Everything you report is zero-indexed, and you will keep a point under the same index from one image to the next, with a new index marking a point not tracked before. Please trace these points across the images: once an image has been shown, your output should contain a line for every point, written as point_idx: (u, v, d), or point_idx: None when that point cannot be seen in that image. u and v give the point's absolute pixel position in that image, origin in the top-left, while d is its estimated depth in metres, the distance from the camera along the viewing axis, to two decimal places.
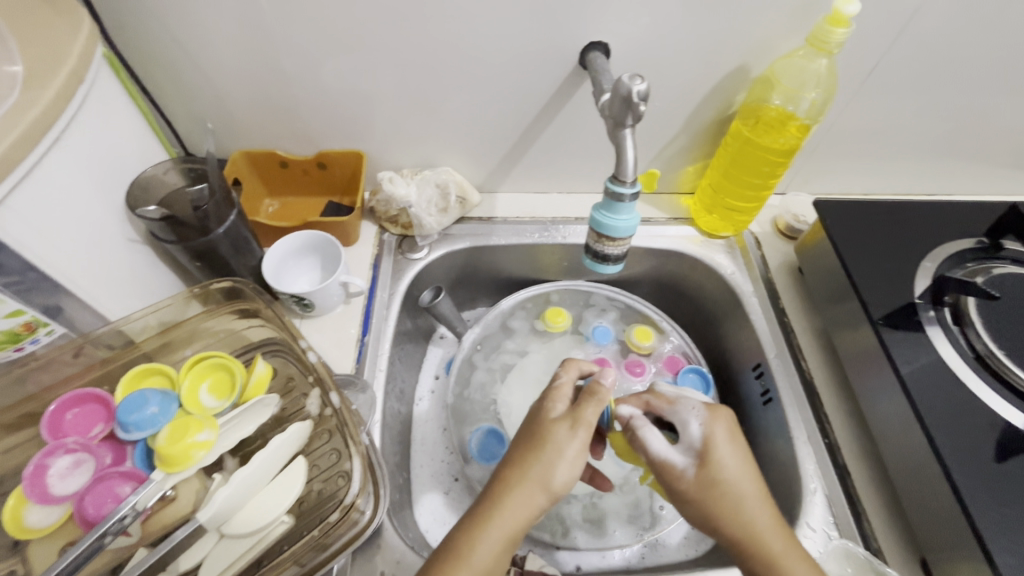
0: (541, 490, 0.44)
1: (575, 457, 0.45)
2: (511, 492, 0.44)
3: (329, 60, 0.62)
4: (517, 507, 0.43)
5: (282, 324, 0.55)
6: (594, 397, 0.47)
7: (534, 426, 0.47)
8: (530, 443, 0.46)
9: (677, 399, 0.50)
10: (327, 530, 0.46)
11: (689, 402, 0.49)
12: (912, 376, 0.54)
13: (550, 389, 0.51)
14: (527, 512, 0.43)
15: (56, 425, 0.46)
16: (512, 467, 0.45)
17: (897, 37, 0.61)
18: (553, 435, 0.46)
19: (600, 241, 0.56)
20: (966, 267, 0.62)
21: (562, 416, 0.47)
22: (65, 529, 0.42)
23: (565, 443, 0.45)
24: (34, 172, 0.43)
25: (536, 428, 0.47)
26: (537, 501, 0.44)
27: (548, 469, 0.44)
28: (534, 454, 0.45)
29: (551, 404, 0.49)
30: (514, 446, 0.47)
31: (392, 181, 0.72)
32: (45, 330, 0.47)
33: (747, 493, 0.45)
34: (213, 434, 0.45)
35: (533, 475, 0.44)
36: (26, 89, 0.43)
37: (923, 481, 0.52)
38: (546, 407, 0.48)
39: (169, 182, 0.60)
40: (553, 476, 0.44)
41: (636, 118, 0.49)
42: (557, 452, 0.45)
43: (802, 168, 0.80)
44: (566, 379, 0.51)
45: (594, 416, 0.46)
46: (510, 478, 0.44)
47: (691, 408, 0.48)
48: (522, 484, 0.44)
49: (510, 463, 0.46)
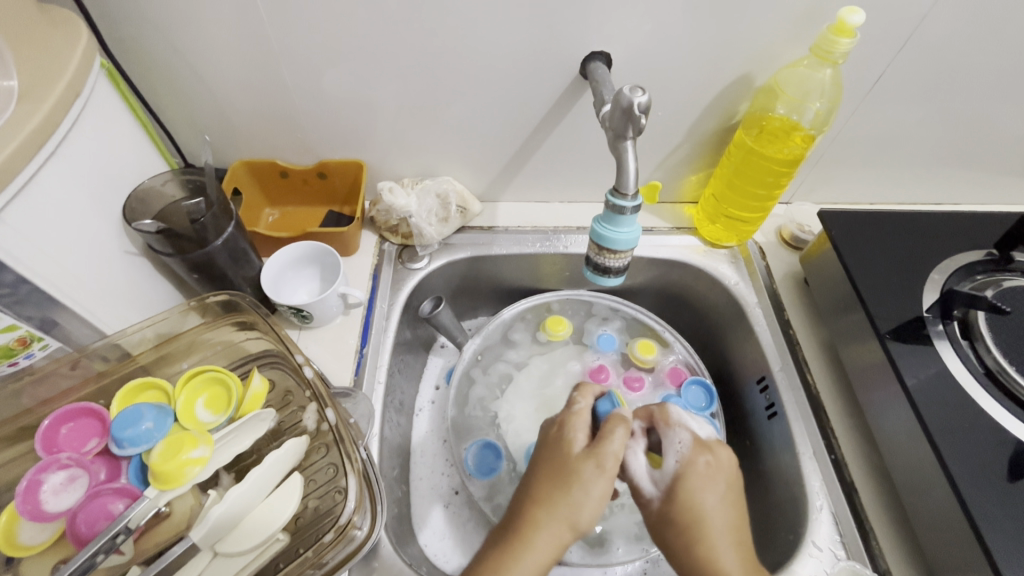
0: (567, 528, 0.43)
1: (603, 495, 0.44)
2: (538, 531, 0.42)
3: (329, 70, 0.62)
4: (545, 547, 0.42)
5: (277, 337, 0.54)
6: (612, 428, 0.45)
7: (557, 459, 0.46)
8: (558, 478, 0.44)
9: (676, 424, 0.48)
10: (321, 550, 0.45)
11: (681, 433, 0.47)
12: (919, 389, 0.53)
13: (568, 414, 0.49)
14: (555, 552, 0.42)
15: (50, 440, 0.45)
16: (539, 503, 0.44)
17: (904, 45, 0.61)
18: (580, 473, 0.44)
19: (600, 253, 0.55)
20: (975, 280, 0.61)
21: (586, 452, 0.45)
22: (56, 547, 0.42)
23: (596, 483, 0.44)
24: (29, 186, 0.43)
25: (560, 462, 0.45)
26: (564, 538, 0.43)
27: (574, 507, 0.43)
28: (563, 492, 0.43)
29: (572, 435, 0.47)
30: (538, 481, 0.45)
31: (392, 191, 0.71)
32: (39, 344, 0.47)
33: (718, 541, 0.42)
34: (208, 450, 0.45)
35: (561, 514, 0.43)
36: (22, 103, 0.43)
37: (932, 501, 0.50)
38: (568, 439, 0.47)
39: (167, 194, 0.60)
40: (580, 515, 0.43)
41: (637, 130, 0.49)
42: (584, 490, 0.43)
43: (807, 177, 0.79)
44: (585, 403, 0.50)
45: (619, 446, 0.44)
46: (538, 519, 0.43)
47: (676, 440, 0.47)
48: (552, 524, 0.42)
49: (535, 499, 0.44)
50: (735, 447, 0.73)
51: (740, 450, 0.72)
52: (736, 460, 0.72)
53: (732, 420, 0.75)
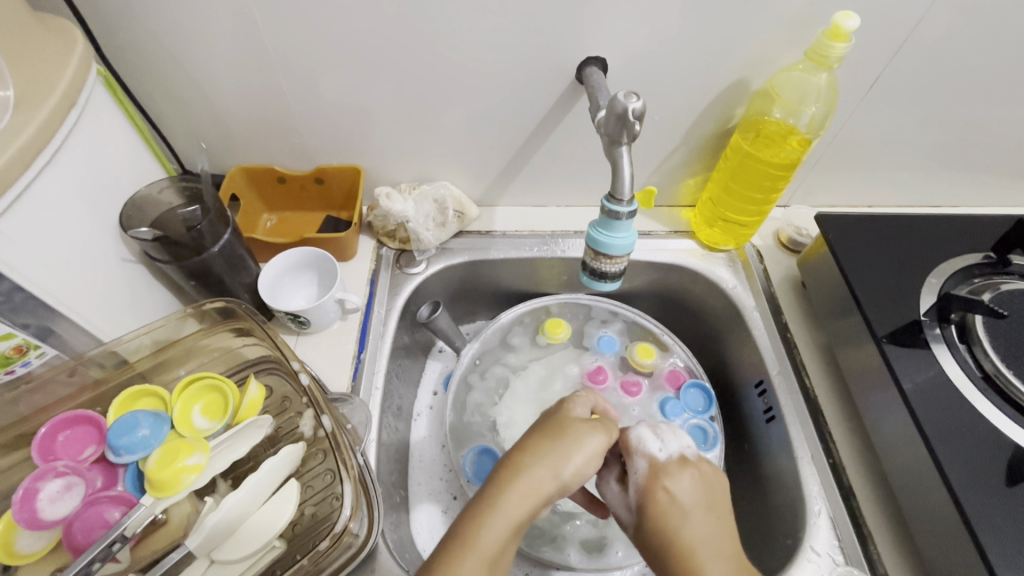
0: (553, 477, 0.41)
1: (596, 453, 0.43)
2: (522, 477, 0.41)
3: (326, 76, 0.62)
4: (529, 493, 0.40)
5: (273, 344, 0.54)
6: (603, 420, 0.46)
7: (554, 418, 0.46)
8: (552, 432, 0.44)
9: (634, 453, 0.46)
10: (317, 558, 0.45)
11: (637, 463, 0.46)
12: (916, 393, 0.53)
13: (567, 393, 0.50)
14: (538, 500, 0.40)
15: (47, 447, 0.45)
16: (528, 450, 0.42)
17: (899, 49, 0.61)
18: (574, 427, 0.44)
19: (596, 258, 0.55)
20: (973, 283, 0.61)
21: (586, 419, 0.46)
22: (53, 555, 0.42)
23: (591, 438, 0.43)
24: (24, 195, 0.43)
25: (555, 420, 0.45)
26: (549, 489, 0.41)
27: (563, 454, 0.42)
28: (555, 442, 0.43)
29: (571, 406, 0.48)
30: (530, 436, 0.44)
31: (389, 196, 0.71)
32: (36, 352, 0.47)
33: (702, 557, 0.39)
34: (204, 457, 0.45)
35: (549, 462, 0.41)
36: (17, 112, 0.43)
37: (930, 506, 0.50)
38: (566, 407, 0.47)
39: (164, 201, 0.60)
40: (568, 465, 0.42)
41: (632, 136, 0.49)
42: (578, 443, 0.43)
43: (805, 179, 0.79)
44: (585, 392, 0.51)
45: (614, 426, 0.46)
46: (526, 466, 0.41)
47: (633, 468, 0.46)
48: (540, 471, 0.41)
49: (524, 448, 0.43)
50: (734, 451, 0.73)
51: (738, 453, 0.72)
52: (735, 464, 0.72)
53: (731, 424, 0.75)
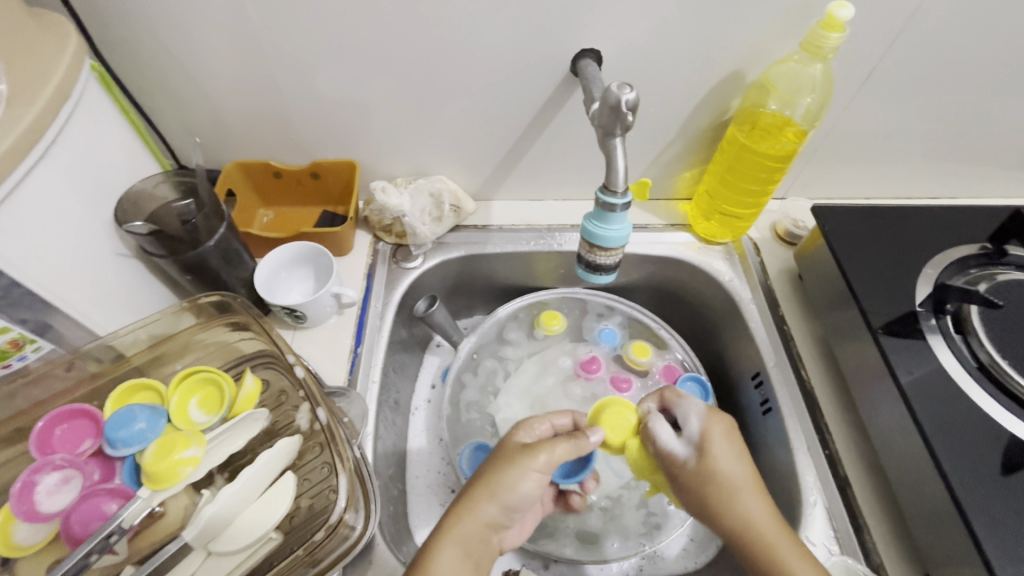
0: (492, 502, 0.47)
1: (534, 474, 0.49)
2: (466, 505, 0.47)
3: (320, 70, 0.62)
4: (473, 520, 0.46)
5: (270, 338, 0.54)
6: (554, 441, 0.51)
7: (503, 450, 0.52)
8: (501, 459, 0.50)
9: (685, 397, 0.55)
10: (313, 548, 0.45)
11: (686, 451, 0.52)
12: (913, 385, 0.53)
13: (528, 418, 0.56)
14: (482, 524, 0.47)
15: (45, 441, 0.46)
16: (476, 481, 0.49)
17: (896, 38, 0.60)
18: (514, 455, 0.50)
19: (591, 250, 0.55)
20: (969, 274, 0.61)
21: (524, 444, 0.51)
22: (51, 547, 0.42)
23: (529, 461, 0.49)
24: (17, 189, 0.43)
25: (501, 450, 0.52)
26: (493, 512, 0.47)
27: (502, 479, 0.48)
28: (501, 470, 0.49)
29: (518, 433, 0.54)
30: (482, 469, 0.50)
31: (385, 190, 0.71)
32: (32, 345, 0.47)
33: (769, 532, 0.47)
34: (200, 450, 0.45)
35: (490, 489, 0.48)
36: (10, 107, 0.43)
37: (927, 495, 0.50)
38: (513, 436, 0.53)
39: (159, 196, 0.60)
40: (507, 488, 0.48)
41: (625, 127, 0.49)
42: (517, 468, 0.48)
43: (802, 172, 0.79)
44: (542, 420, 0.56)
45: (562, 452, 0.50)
46: (473, 497, 0.47)
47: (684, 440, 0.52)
48: (483, 498, 0.47)
49: (478, 477, 0.49)
50: None
51: None
52: None
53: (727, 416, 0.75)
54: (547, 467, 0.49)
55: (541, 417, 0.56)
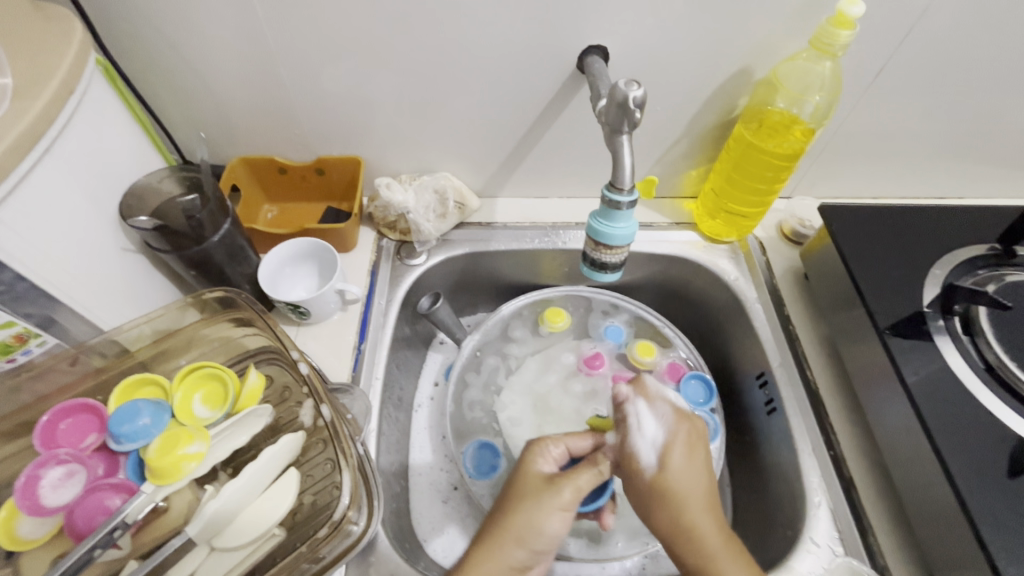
0: (520, 547, 0.46)
1: (560, 512, 0.48)
2: (492, 550, 0.46)
3: (325, 66, 0.62)
4: (498, 563, 0.46)
5: (274, 334, 0.54)
6: (580, 471, 0.50)
7: (523, 483, 0.50)
8: (520, 496, 0.49)
9: (657, 397, 0.55)
10: (316, 544, 0.45)
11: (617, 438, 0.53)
12: (919, 386, 0.52)
13: (539, 438, 0.55)
14: (509, 567, 0.46)
15: (49, 435, 0.46)
16: (499, 523, 0.48)
17: (905, 36, 0.60)
18: (538, 492, 0.49)
19: (597, 248, 0.55)
20: (977, 274, 0.60)
21: (546, 475, 0.51)
22: (56, 541, 0.42)
23: (557, 495, 0.49)
24: (22, 183, 0.43)
25: (521, 483, 0.51)
26: (519, 556, 0.47)
27: (530, 521, 0.47)
28: (526, 510, 0.48)
29: (535, 460, 0.52)
30: (502, 501, 0.50)
31: (390, 187, 0.70)
32: (36, 340, 0.47)
33: (702, 527, 0.48)
34: (204, 446, 0.45)
35: (517, 534, 0.47)
36: (14, 101, 0.43)
37: (933, 499, 0.50)
38: (531, 464, 0.52)
39: (164, 191, 0.60)
40: (534, 530, 0.47)
41: (633, 124, 0.48)
42: (542, 508, 0.48)
43: (809, 171, 0.78)
44: (557, 448, 0.54)
45: (586, 481, 0.50)
46: (500, 534, 0.47)
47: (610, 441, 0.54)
48: (508, 542, 0.47)
49: (502, 514, 0.49)
50: (734, 443, 0.73)
51: (739, 446, 0.71)
52: (735, 455, 0.72)
53: (731, 415, 0.75)
54: (573, 498, 0.49)
55: (556, 438, 0.55)
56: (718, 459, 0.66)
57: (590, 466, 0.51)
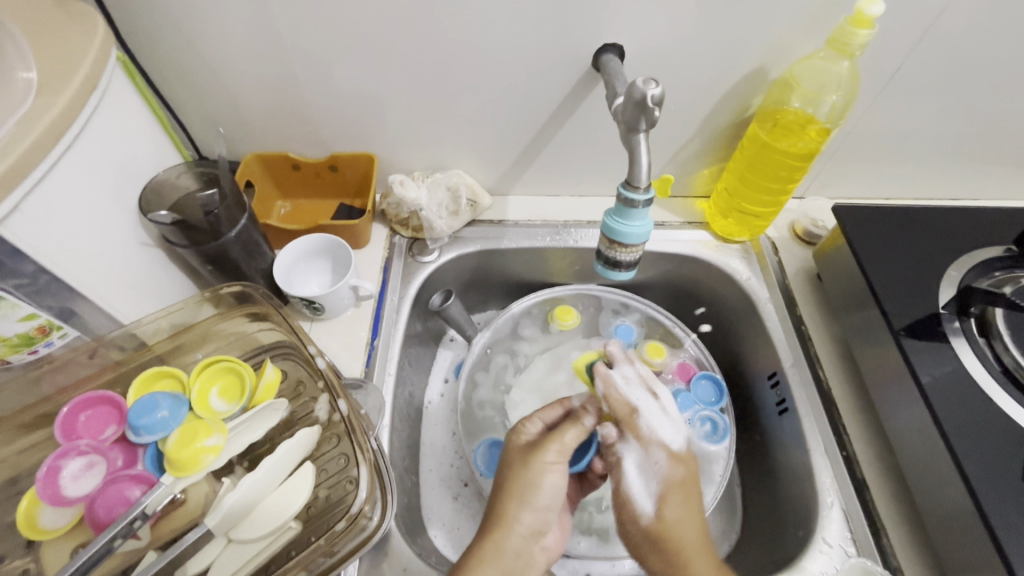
0: (524, 509, 0.49)
1: (553, 468, 0.51)
2: (499, 517, 0.48)
3: (342, 64, 0.62)
4: (507, 536, 0.47)
5: (290, 329, 0.55)
6: (566, 430, 0.53)
7: (508, 458, 0.52)
8: (511, 468, 0.51)
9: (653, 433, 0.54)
10: (333, 538, 0.45)
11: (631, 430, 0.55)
12: (934, 387, 0.52)
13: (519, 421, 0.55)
14: (519, 537, 0.48)
15: (70, 426, 0.46)
16: (500, 495, 0.50)
17: (924, 36, 0.59)
18: (526, 457, 0.51)
19: (611, 247, 0.55)
20: (994, 276, 0.60)
21: (529, 441, 0.53)
22: (76, 531, 0.43)
23: (542, 455, 0.51)
24: (48, 176, 0.43)
25: (509, 452, 0.53)
26: (526, 522, 0.49)
27: (528, 487, 0.50)
28: (518, 478, 0.50)
29: (519, 430, 0.54)
30: (498, 479, 0.51)
31: (403, 184, 0.71)
32: (58, 332, 0.47)
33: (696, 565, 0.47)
34: (222, 439, 0.46)
35: (517, 498, 0.49)
36: (40, 95, 0.43)
37: (948, 501, 0.50)
38: (515, 437, 0.54)
39: (181, 186, 0.61)
40: (535, 494, 0.49)
41: (650, 122, 0.48)
42: (534, 468, 0.50)
43: (822, 171, 0.78)
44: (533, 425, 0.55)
45: (573, 439, 0.52)
46: (504, 510, 0.48)
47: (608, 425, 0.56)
48: (512, 508, 0.49)
49: (499, 484, 0.50)
50: (745, 443, 0.73)
51: (749, 445, 0.72)
52: (745, 455, 0.72)
53: (741, 415, 0.75)
54: (559, 457, 0.52)
55: (531, 415, 0.56)
56: (729, 459, 0.66)
57: (574, 424, 0.53)
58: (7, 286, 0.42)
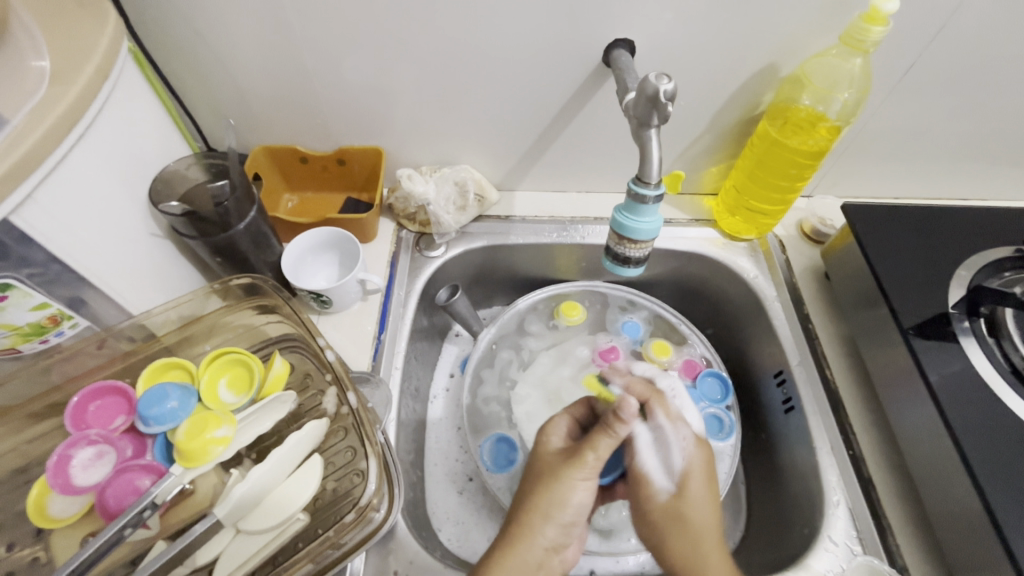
0: (546, 522, 0.48)
1: (581, 484, 0.50)
2: (522, 530, 0.48)
3: (351, 57, 0.62)
4: (529, 547, 0.47)
5: (300, 321, 0.55)
6: (596, 440, 0.51)
7: (539, 462, 0.52)
8: (541, 479, 0.50)
9: (677, 418, 0.56)
10: (341, 529, 0.45)
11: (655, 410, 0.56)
12: (943, 386, 0.52)
13: (546, 424, 0.56)
14: (541, 548, 0.47)
15: (79, 416, 0.47)
16: (524, 505, 0.49)
17: (937, 34, 0.59)
18: (556, 468, 0.50)
19: (621, 243, 0.54)
20: (1004, 276, 0.60)
21: (558, 450, 0.53)
22: (86, 520, 0.43)
23: (573, 469, 0.50)
24: (60, 166, 0.43)
25: (537, 460, 0.53)
26: (548, 534, 0.48)
27: (554, 500, 0.49)
28: (546, 488, 0.49)
29: (547, 438, 0.54)
30: (525, 484, 0.51)
31: (411, 178, 0.72)
32: (69, 323, 0.48)
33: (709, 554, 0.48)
34: (231, 430, 0.46)
35: (541, 510, 0.48)
36: (53, 85, 0.43)
37: (955, 499, 0.50)
38: (543, 442, 0.54)
39: (191, 178, 0.60)
40: (561, 509, 0.49)
41: (663, 118, 0.48)
42: (564, 484, 0.49)
43: (831, 170, 0.77)
44: (556, 439, 0.54)
45: (603, 450, 0.50)
46: (527, 521, 0.48)
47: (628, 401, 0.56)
48: (537, 520, 0.48)
49: (526, 492, 0.50)
50: (750, 441, 0.73)
51: (754, 443, 0.71)
52: (751, 453, 0.72)
53: (746, 413, 0.75)
54: (592, 468, 0.50)
55: (561, 413, 0.56)
56: (734, 457, 0.66)
57: (604, 432, 0.51)
58: (19, 274, 0.42)
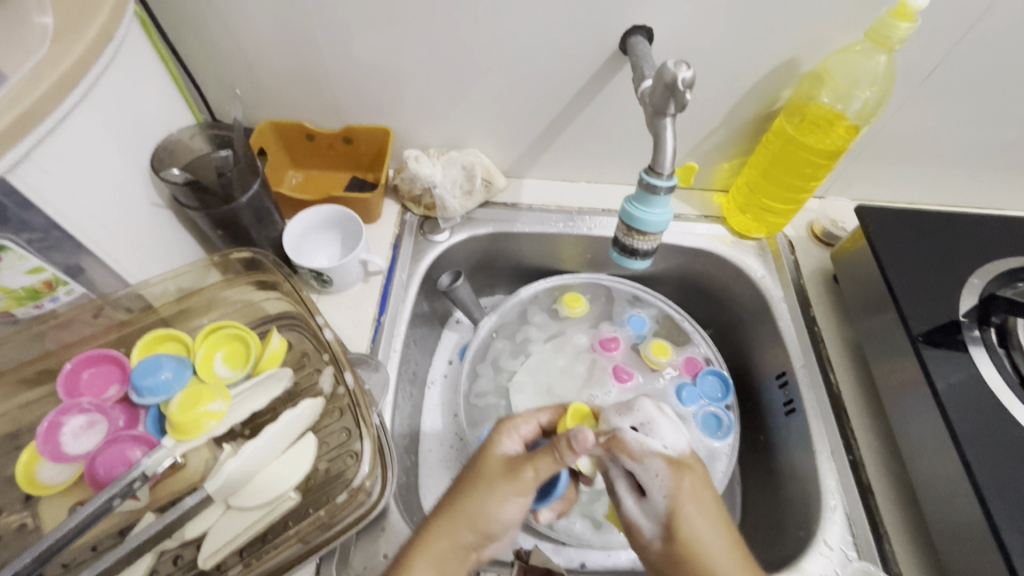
0: (471, 529, 0.45)
1: (517, 498, 0.46)
2: (439, 532, 0.44)
3: (364, 32, 0.61)
4: (449, 544, 0.44)
5: (299, 299, 0.54)
6: (535, 462, 0.46)
7: (481, 461, 0.48)
8: (472, 483, 0.46)
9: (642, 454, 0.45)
10: (333, 511, 0.45)
11: (646, 404, 0.48)
12: (949, 393, 0.51)
13: (505, 420, 0.52)
14: (457, 550, 0.44)
15: (72, 384, 0.46)
16: (444, 507, 0.46)
17: (965, 34, 0.57)
18: (492, 479, 0.46)
19: (629, 234, 0.53)
20: (1017, 286, 0.58)
21: (505, 456, 0.48)
22: (75, 488, 0.42)
23: (504, 484, 0.46)
24: (61, 126, 0.42)
25: (478, 462, 0.49)
26: (470, 539, 0.45)
27: (478, 508, 0.45)
28: (475, 495, 0.46)
29: (501, 438, 0.50)
30: (458, 480, 0.48)
31: (418, 159, 0.69)
32: (65, 288, 0.47)
33: None
34: (225, 405, 0.45)
35: (465, 517, 0.45)
36: (56, 43, 0.42)
37: (955, 510, 0.49)
38: (495, 441, 0.50)
39: (195, 148, 0.60)
40: (482, 517, 0.45)
41: (680, 106, 0.47)
42: (495, 496, 0.45)
43: (845, 171, 0.76)
44: (526, 429, 0.51)
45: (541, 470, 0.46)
46: (447, 522, 0.45)
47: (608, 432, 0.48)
48: (460, 523, 0.44)
49: (451, 494, 0.47)
50: (749, 442, 0.72)
51: (753, 445, 0.71)
52: (749, 454, 0.71)
53: (746, 414, 0.74)
54: (524, 489, 0.46)
55: (526, 415, 0.52)
56: (731, 456, 0.65)
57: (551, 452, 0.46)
58: (18, 237, 0.42)
